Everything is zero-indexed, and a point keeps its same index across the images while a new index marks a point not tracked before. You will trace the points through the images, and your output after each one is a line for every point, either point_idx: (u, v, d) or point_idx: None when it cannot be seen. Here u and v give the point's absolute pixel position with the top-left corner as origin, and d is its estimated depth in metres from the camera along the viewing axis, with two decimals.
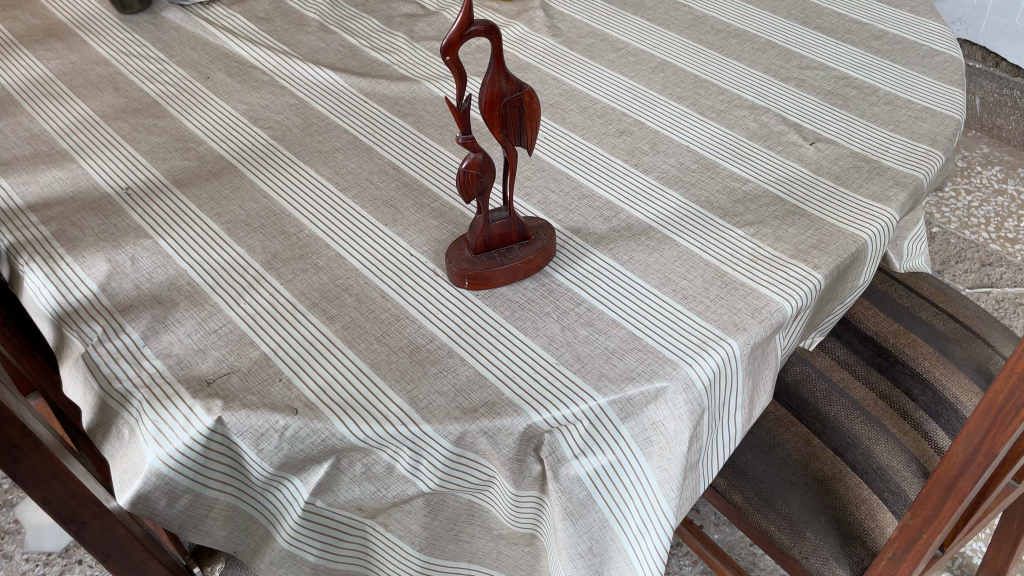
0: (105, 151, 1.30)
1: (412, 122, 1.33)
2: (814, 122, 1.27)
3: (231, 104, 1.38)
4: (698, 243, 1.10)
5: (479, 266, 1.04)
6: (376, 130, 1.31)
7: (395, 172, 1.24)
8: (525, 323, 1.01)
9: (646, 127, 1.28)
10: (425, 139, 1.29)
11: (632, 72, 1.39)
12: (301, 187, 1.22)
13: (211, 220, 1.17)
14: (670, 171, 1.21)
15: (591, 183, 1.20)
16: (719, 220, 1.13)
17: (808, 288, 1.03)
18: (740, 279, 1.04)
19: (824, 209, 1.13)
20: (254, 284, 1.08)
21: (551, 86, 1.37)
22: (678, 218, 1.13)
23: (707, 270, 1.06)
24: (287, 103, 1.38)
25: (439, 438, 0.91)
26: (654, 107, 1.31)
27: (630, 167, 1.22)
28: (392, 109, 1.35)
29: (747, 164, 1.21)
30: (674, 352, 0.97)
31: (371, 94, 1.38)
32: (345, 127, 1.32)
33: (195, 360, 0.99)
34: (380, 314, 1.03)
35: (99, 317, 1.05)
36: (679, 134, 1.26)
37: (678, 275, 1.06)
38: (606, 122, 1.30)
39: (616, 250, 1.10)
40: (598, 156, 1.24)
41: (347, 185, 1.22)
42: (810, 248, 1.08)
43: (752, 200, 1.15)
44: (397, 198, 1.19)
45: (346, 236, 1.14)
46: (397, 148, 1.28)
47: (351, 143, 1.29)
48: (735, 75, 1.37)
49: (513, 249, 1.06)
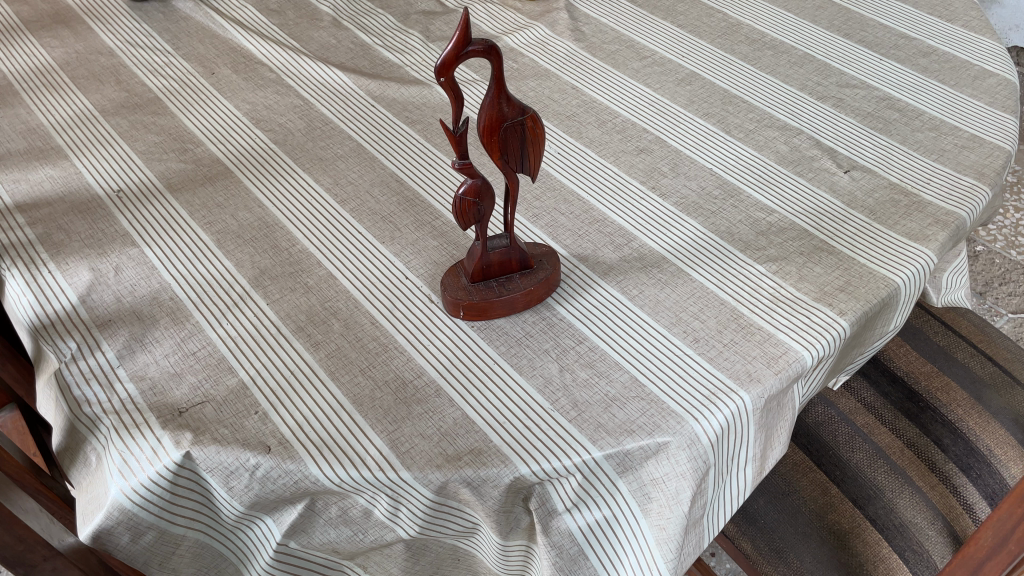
0: (100, 149, 1.25)
1: (421, 129, 1.25)
2: (851, 147, 1.17)
3: (233, 103, 1.32)
4: (713, 278, 1.02)
5: (476, 296, 0.97)
6: (381, 137, 1.24)
7: (397, 184, 1.17)
8: (521, 361, 0.94)
9: (668, 146, 1.19)
10: (431, 149, 1.22)
11: (657, 83, 1.30)
12: (297, 197, 1.16)
13: (201, 230, 1.12)
14: (690, 196, 1.12)
15: (604, 207, 1.12)
16: (738, 253, 1.04)
17: (831, 336, 0.95)
18: (756, 322, 0.96)
19: (855, 247, 1.04)
20: (239, 303, 1.02)
21: (569, 96, 1.29)
22: (694, 249, 1.05)
23: (721, 310, 0.98)
24: (291, 104, 1.31)
25: (419, 486, 0.84)
26: (677, 124, 1.23)
27: (647, 189, 1.13)
28: (400, 115, 1.28)
29: (773, 191, 1.12)
30: (680, 402, 0.89)
31: (380, 97, 1.31)
32: (349, 132, 1.25)
33: (169, 385, 0.93)
34: (368, 343, 0.97)
35: (75, 332, 0.99)
36: (702, 155, 1.18)
37: (689, 314, 0.98)
38: (626, 138, 1.21)
39: (625, 282, 1.02)
40: (613, 175, 1.16)
41: (345, 197, 1.15)
42: (836, 290, 0.99)
43: (776, 232, 1.06)
44: (396, 214, 1.12)
45: (340, 254, 1.08)
46: (402, 157, 1.21)
47: (354, 151, 1.22)
48: (768, 91, 1.27)
49: (514, 278, 0.99)
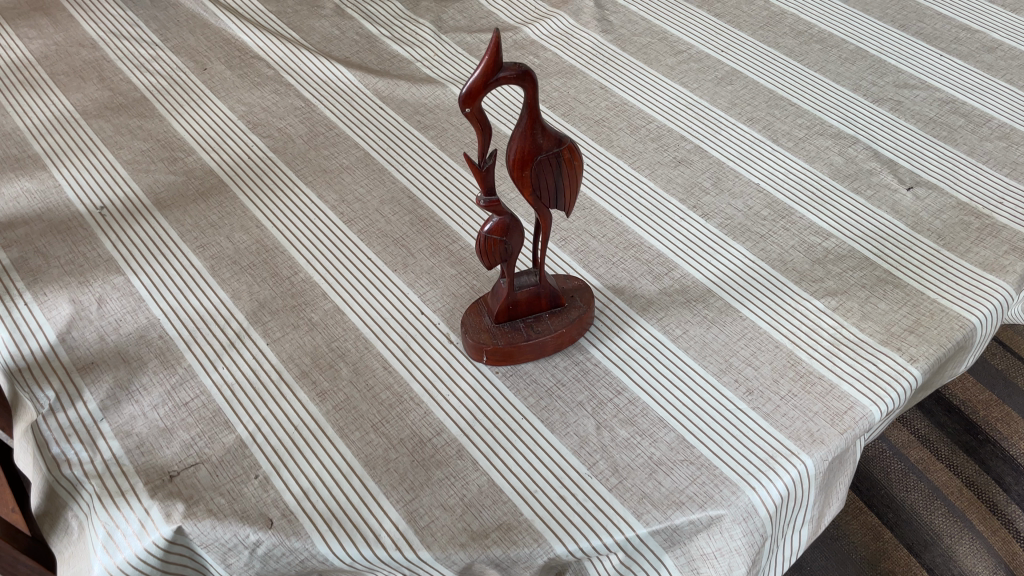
0: (81, 157, 1.13)
1: (434, 136, 1.14)
2: (913, 159, 1.06)
3: (228, 104, 1.20)
4: (765, 316, 0.91)
5: (501, 340, 0.86)
6: (392, 145, 1.13)
7: (410, 201, 1.05)
8: (553, 415, 0.84)
9: (708, 157, 1.08)
10: (447, 159, 1.11)
11: (694, 83, 1.18)
12: (299, 216, 1.04)
13: (193, 254, 1.01)
14: (735, 216, 1.01)
15: (640, 229, 1.01)
16: (792, 286, 0.94)
17: (901, 387, 0.85)
18: (817, 370, 0.86)
19: (923, 279, 0.93)
20: (236, 342, 0.92)
21: (598, 97, 1.17)
22: (743, 281, 0.94)
23: (776, 354, 0.88)
24: (291, 105, 1.19)
25: (441, 567, 0.75)
26: (719, 131, 1.11)
27: (688, 208, 1.02)
28: (411, 119, 1.16)
29: (828, 212, 1.01)
30: (734, 468, 0.79)
31: (388, 98, 1.19)
32: (356, 139, 1.14)
33: (158, 443, 0.83)
34: (380, 393, 0.86)
35: (53, 377, 0.89)
36: (747, 168, 1.06)
37: (741, 359, 0.87)
38: (662, 147, 1.09)
39: (667, 320, 0.91)
40: (649, 192, 1.04)
41: (353, 216, 1.04)
42: (904, 331, 0.89)
43: (834, 261, 0.95)
44: (409, 236, 1.01)
45: (347, 284, 0.97)
46: (415, 169, 1.09)
47: (361, 161, 1.11)
48: (817, 93, 1.15)
49: (542, 317, 0.88)
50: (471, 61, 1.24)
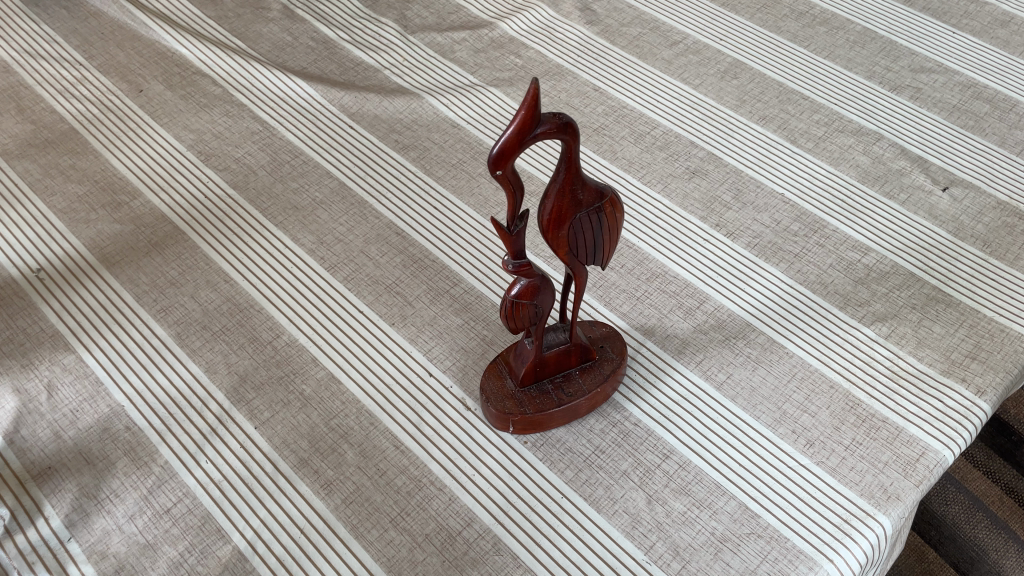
0: (6, 208, 0.98)
1: (416, 158, 1.01)
2: (943, 155, 0.97)
3: (173, 133, 1.05)
4: (813, 350, 0.82)
5: (528, 407, 0.75)
6: (369, 171, 1.00)
7: (399, 239, 0.93)
8: (597, 490, 0.74)
9: (724, 165, 0.98)
10: (434, 184, 0.98)
11: (696, 79, 1.07)
12: (274, 265, 0.91)
13: (155, 322, 0.87)
14: (763, 234, 0.91)
15: (662, 255, 0.90)
16: (838, 312, 0.85)
17: (972, 425, 0.77)
18: (879, 412, 0.78)
19: (976, 295, 0.85)
20: (219, 428, 0.79)
21: (593, 100, 1.06)
22: (784, 311, 0.85)
23: (833, 396, 0.79)
24: (247, 129, 1.05)
25: None
26: (731, 135, 1.01)
27: (711, 228, 0.92)
28: (387, 138, 1.03)
29: (863, 222, 0.92)
30: (807, 537, 0.70)
31: (358, 115, 1.06)
32: (327, 166, 1.01)
33: (141, 565, 0.71)
34: (396, 479, 0.75)
35: (5, 490, 0.75)
36: (768, 176, 0.96)
37: (794, 405, 0.79)
38: (672, 157, 0.99)
39: (707, 364, 0.82)
40: (665, 210, 0.94)
41: (335, 261, 0.91)
42: (966, 358, 0.81)
43: (878, 280, 0.87)
44: (404, 281, 0.89)
45: (340, 345, 0.85)
46: (399, 200, 0.97)
47: (336, 193, 0.98)
48: (830, 83, 1.06)
49: (572, 375, 0.77)
50: (446, 65, 1.11)
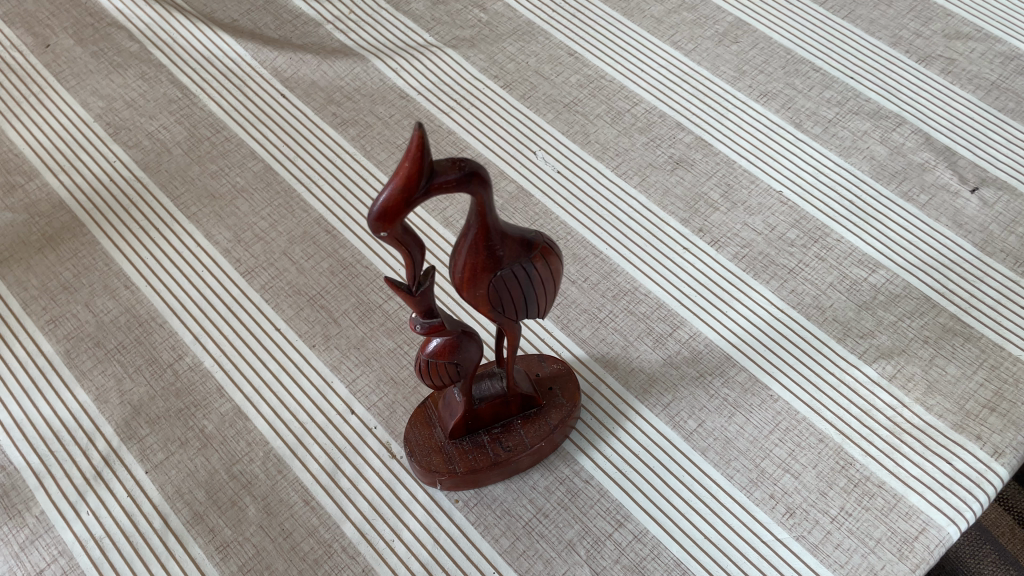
0: None
1: (356, 136, 0.87)
2: (974, 146, 0.82)
3: (80, 99, 0.91)
4: (802, 392, 0.70)
5: (458, 464, 0.64)
6: (300, 151, 0.86)
7: (328, 238, 0.80)
8: (535, 565, 0.63)
9: (714, 154, 0.83)
10: (373, 170, 0.84)
11: (689, 43, 0.91)
12: (182, 267, 0.79)
13: (42, 336, 0.76)
14: (754, 243, 0.77)
15: (632, 266, 0.77)
16: (834, 345, 0.72)
17: (985, 494, 0.65)
18: (875, 474, 0.66)
19: (1002, 327, 0.72)
20: (104, 471, 0.68)
21: (566, 68, 0.90)
22: (771, 342, 0.72)
23: (822, 452, 0.67)
24: (164, 97, 0.91)
25: None
26: (725, 115, 0.86)
27: (692, 233, 0.78)
28: (323, 111, 0.89)
29: (873, 230, 0.78)
30: None
31: (292, 81, 0.91)
32: (252, 144, 0.87)
33: None
34: (302, 543, 0.65)
35: None
36: (765, 168, 0.82)
37: (776, 462, 0.67)
38: (653, 142, 0.84)
39: (676, 408, 0.69)
40: (640, 210, 0.80)
41: (252, 264, 0.79)
42: (983, 409, 0.68)
43: (886, 306, 0.74)
44: (329, 292, 0.77)
45: (250, 371, 0.73)
46: (333, 188, 0.83)
47: (260, 179, 0.84)
48: (847, 50, 0.90)
49: (513, 426, 0.65)
50: (399, 20, 0.96)
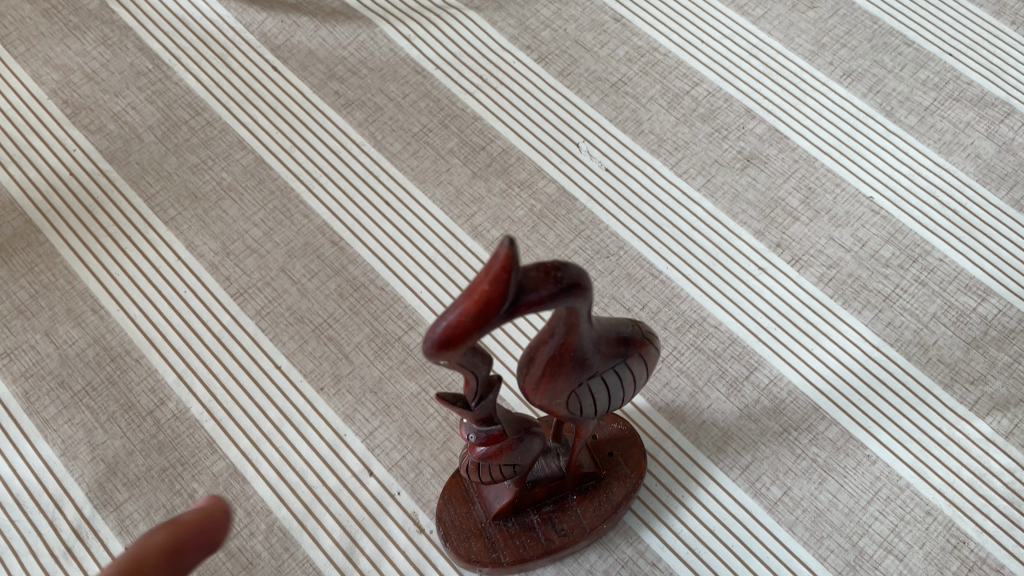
0: None
1: (363, 121, 0.73)
2: None
3: (31, 69, 0.76)
4: (904, 451, 0.59)
5: (503, 553, 0.53)
6: (297, 139, 0.72)
7: (333, 250, 0.67)
8: None
9: (791, 148, 0.70)
10: (385, 163, 0.71)
11: (757, 7, 0.77)
12: (161, 287, 0.66)
13: None
14: (841, 262, 0.66)
15: (699, 290, 0.65)
16: (940, 392, 0.61)
17: None
18: (994, 556, 0.56)
19: None
20: (74, 549, 0.57)
21: (612, 37, 0.76)
22: (866, 388, 0.61)
23: (930, 527, 0.57)
24: (132, 69, 0.76)
25: None
26: (804, 98, 0.72)
27: (768, 249, 0.66)
28: (324, 89, 0.74)
29: (981, 246, 0.66)
30: None
31: (285, 49, 0.76)
32: (239, 130, 0.73)
33: None
34: None
35: None
36: (853, 167, 0.69)
37: (876, 541, 0.57)
38: (718, 133, 0.71)
39: (756, 472, 0.59)
40: (705, 218, 0.67)
41: (246, 284, 0.66)
42: None
43: (999, 343, 0.62)
44: (338, 321, 0.64)
45: (246, 421, 0.61)
46: (338, 186, 0.70)
47: (250, 176, 0.71)
48: (944, 19, 0.76)
49: (568, 503, 0.54)
50: None
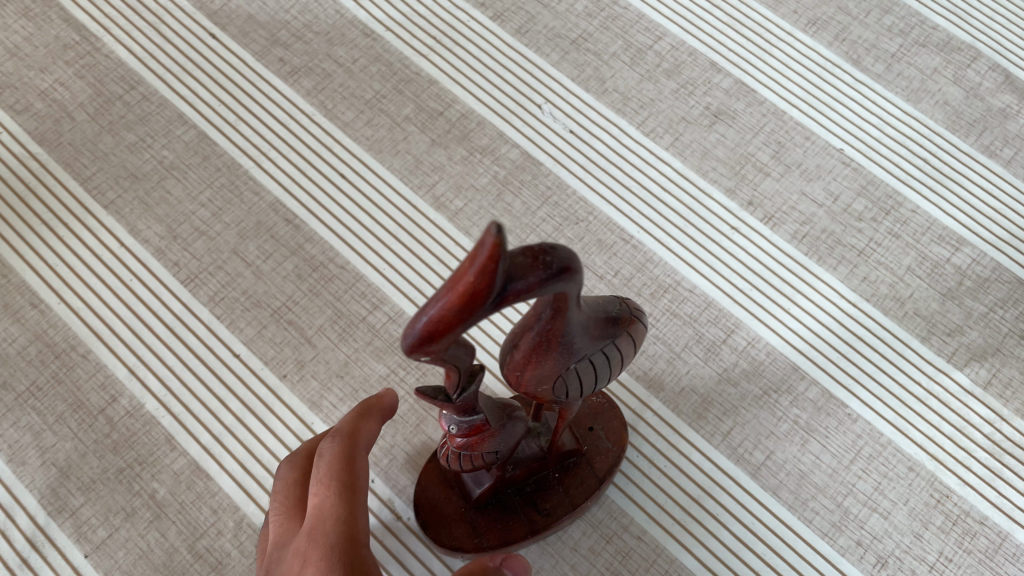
0: None
1: (312, 89, 0.69)
2: None
3: None
4: (885, 408, 0.58)
5: (487, 537, 0.51)
6: (241, 110, 0.68)
7: (288, 228, 0.64)
8: None
9: (758, 102, 0.68)
10: (338, 134, 0.67)
11: None
12: (104, 277, 0.62)
13: None
14: (814, 218, 0.64)
15: (672, 254, 0.63)
16: (918, 346, 0.60)
17: None
18: (976, 508, 0.55)
19: None
20: (30, 560, 0.54)
21: None
22: (844, 345, 0.60)
23: (914, 484, 0.56)
24: (57, 42, 0.70)
25: None
26: (769, 49, 0.70)
27: (740, 208, 0.64)
28: (267, 56, 0.70)
29: (953, 195, 0.65)
30: None
31: (223, 15, 0.71)
32: (179, 104, 0.68)
33: None
34: None
35: None
36: (822, 119, 0.68)
37: (860, 500, 0.56)
38: (684, 88, 0.69)
39: (738, 437, 0.58)
40: (675, 178, 0.65)
41: (196, 269, 0.62)
42: None
43: (974, 294, 0.62)
44: (297, 304, 0.61)
45: (206, 414, 0.58)
46: (288, 160, 0.66)
47: (195, 154, 0.66)
48: None
49: (551, 482, 0.53)
50: None
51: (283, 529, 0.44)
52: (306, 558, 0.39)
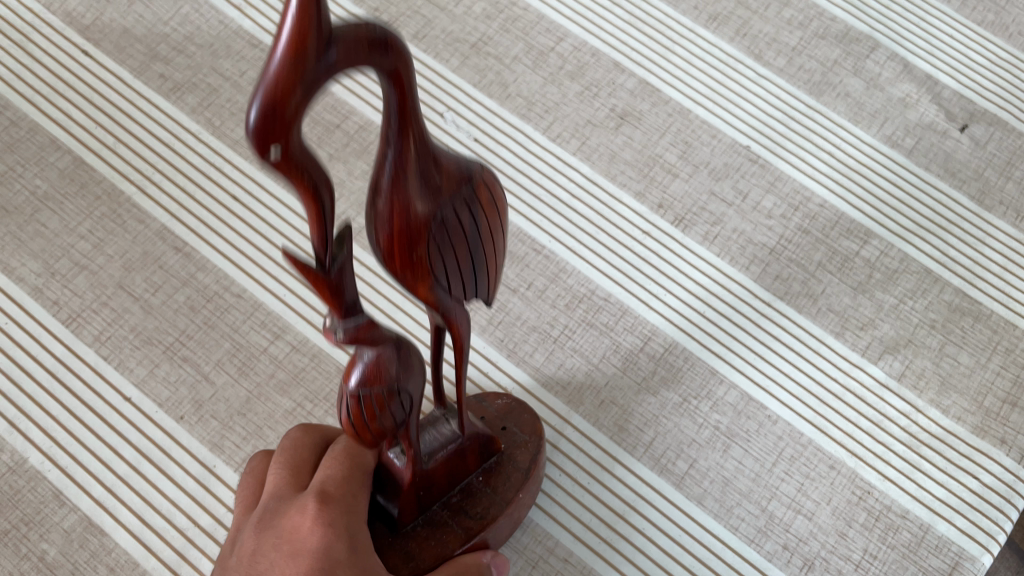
0: None
1: (197, 106, 0.65)
2: (956, 72, 0.69)
3: None
4: (803, 407, 0.58)
5: (421, 556, 0.48)
6: (121, 132, 0.63)
7: (178, 257, 0.60)
8: None
9: (664, 101, 0.67)
10: (228, 152, 0.63)
11: None
12: None
13: None
14: (725, 218, 0.63)
15: (584, 261, 0.61)
16: (832, 342, 0.60)
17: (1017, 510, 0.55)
18: (897, 501, 0.55)
19: (1011, 299, 0.61)
20: None
21: None
22: (760, 346, 0.59)
23: (836, 482, 0.56)
24: None
25: None
26: (672, 46, 0.69)
27: (650, 212, 0.63)
28: (147, 72, 0.65)
29: (859, 187, 0.65)
30: None
31: (97, 30, 0.67)
32: (51, 128, 0.63)
33: None
34: None
35: None
36: (728, 116, 0.67)
37: (785, 502, 0.55)
38: (588, 90, 0.67)
39: (660, 447, 0.57)
40: (584, 184, 0.64)
41: (80, 307, 0.58)
42: (1003, 405, 0.58)
43: (884, 286, 0.62)
44: (192, 338, 0.57)
45: (97, 464, 0.54)
46: (175, 184, 0.62)
47: (72, 182, 0.61)
48: None
49: (475, 486, 0.50)
50: None
51: (283, 478, 0.46)
52: (308, 510, 0.44)
